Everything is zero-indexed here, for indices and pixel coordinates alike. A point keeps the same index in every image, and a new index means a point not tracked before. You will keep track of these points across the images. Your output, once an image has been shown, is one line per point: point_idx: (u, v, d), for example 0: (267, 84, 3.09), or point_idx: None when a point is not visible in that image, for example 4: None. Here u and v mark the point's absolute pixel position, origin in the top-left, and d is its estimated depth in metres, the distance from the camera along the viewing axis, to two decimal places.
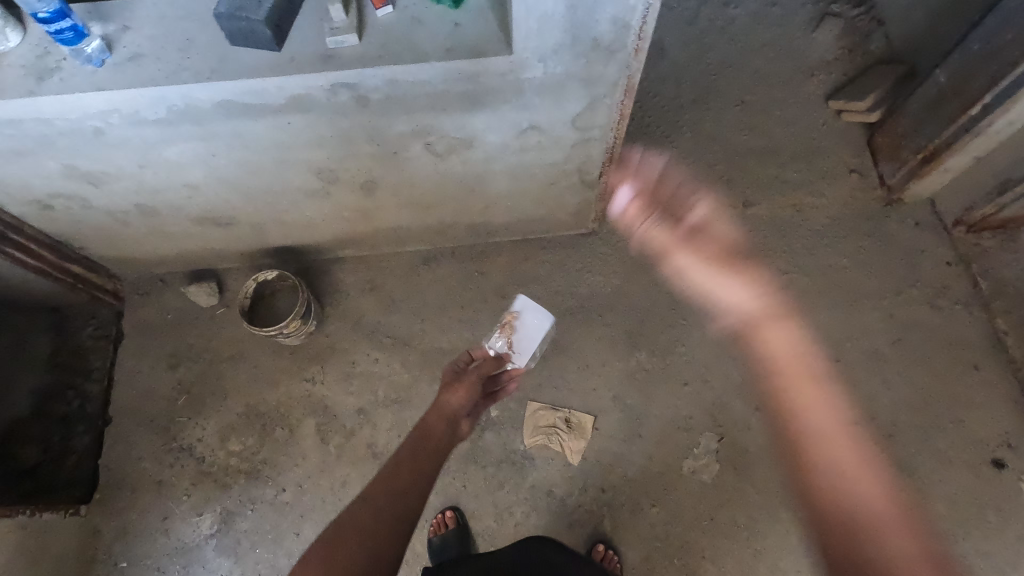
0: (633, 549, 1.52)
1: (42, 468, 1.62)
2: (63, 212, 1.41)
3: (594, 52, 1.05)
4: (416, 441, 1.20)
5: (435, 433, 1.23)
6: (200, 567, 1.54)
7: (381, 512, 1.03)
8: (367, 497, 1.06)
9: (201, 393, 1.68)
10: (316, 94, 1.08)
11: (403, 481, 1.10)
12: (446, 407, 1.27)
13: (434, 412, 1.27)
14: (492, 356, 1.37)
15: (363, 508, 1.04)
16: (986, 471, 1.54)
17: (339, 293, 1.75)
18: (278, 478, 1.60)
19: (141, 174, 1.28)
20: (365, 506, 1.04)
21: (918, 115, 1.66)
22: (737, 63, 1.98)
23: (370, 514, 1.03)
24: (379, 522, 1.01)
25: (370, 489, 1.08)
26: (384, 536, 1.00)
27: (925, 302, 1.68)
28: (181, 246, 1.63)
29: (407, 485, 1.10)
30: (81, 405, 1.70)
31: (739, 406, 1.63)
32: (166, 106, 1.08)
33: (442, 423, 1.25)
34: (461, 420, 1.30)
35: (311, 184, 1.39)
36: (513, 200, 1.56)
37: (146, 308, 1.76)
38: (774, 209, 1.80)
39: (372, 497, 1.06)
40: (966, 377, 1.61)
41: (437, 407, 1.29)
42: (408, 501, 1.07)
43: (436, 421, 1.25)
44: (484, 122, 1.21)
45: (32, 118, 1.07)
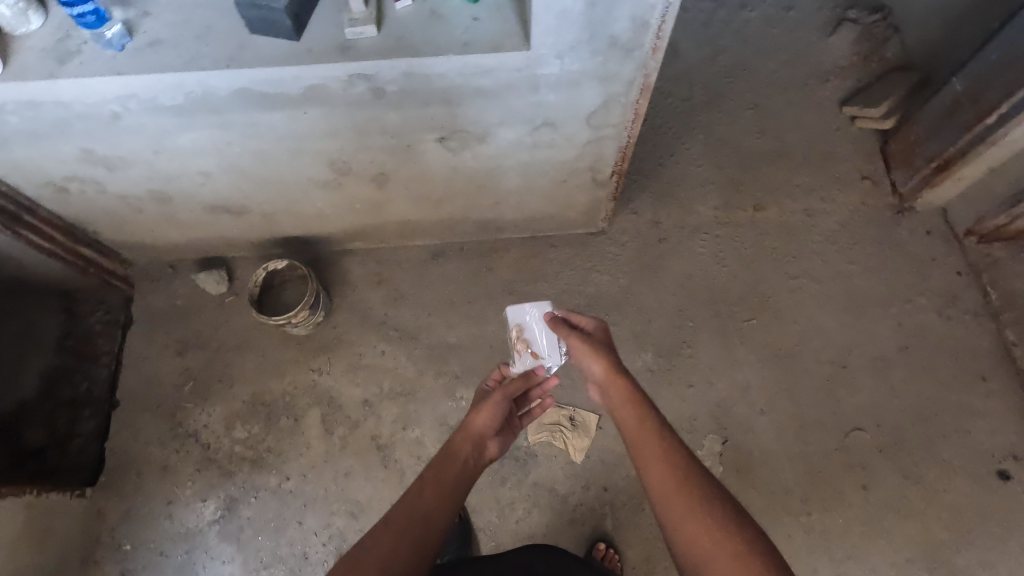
0: (634, 549, 1.52)
1: (48, 451, 1.64)
2: (77, 196, 1.41)
3: (611, 50, 1.05)
4: (440, 462, 1.00)
5: (463, 455, 1.03)
6: (202, 552, 1.55)
7: (401, 544, 0.85)
8: (387, 524, 0.88)
9: (208, 380, 1.69)
10: (333, 84, 1.08)
11: (428, 506, 0.91)
12: (472, 428, 1.07)
13: (461, 432, 1.07)
14: (519, 374, 1.17)
15: (379, 541, 0.85)
16: (990, 482, 1.53)
17: (347, 284, 1.76)
18: (282, 467, 1.61)
19: (155, 160, 1.29)
20: (383, 540, 0.85)
21: (933, 123, 1.66)
22: (751, 66, 1.98)
23: (389, 545, 0.84)
24: (401, 555, 0.84)
25: (387, 516, 0.89)
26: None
27: (934, 311, 1.68)
28: (192, 233, 1.64)
29: (428, 513, 0.90)
30: (87, 389, 1.71)
31: (744, 410, 1.62)
32: (184, 93, 1.08)
33: (469, 445, 1.05)
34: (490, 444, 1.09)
35: (324, 175, 1.40)
36: (524, 196, 1.57)
37: (155, 294, 1.77)
38: (785, 214, 1.79)
39: (389, 525, 0.87)
40: (973, 387, 1.61)
41: (464, 424, 1.09)
42: (430, 537, 0.88)
43: (462, 442, 1.05)
44: (498, 117, 1.22)
45: (51, 101, 1.08)
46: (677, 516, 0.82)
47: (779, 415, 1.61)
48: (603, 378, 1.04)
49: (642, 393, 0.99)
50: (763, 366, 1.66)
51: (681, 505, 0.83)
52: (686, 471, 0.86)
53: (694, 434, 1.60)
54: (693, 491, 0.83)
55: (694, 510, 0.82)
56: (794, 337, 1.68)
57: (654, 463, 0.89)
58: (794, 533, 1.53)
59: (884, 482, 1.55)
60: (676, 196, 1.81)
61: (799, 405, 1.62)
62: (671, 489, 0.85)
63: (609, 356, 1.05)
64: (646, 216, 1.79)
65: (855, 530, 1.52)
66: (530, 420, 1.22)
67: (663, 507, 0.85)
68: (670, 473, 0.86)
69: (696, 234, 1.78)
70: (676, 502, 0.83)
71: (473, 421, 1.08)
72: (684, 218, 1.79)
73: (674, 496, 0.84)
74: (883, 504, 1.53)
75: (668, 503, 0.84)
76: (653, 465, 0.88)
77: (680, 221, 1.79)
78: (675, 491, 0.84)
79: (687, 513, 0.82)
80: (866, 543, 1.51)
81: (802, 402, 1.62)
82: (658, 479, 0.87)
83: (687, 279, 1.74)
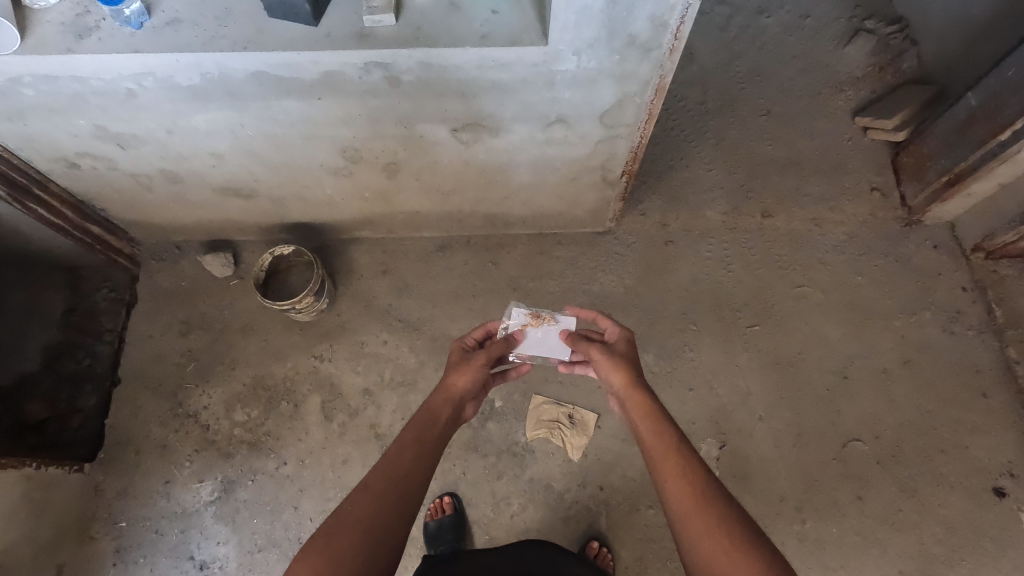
0: (627, 549, 1.53)
1: (48, 424, 1.64)
2: (88, 171, 1.42)
3: (629, 49, 1.05)
4: (422, 423, 1.02)
5: (444, 414, 1.06)
6: (197, 532, 1.55)
7: (385, 502, 0.87)
8: (369, 482, 0.89)
9: (210, 361, 1.69)
10: (350, 71, 1.08)
11: (410, 465, 0.93)
12: (453, 392, 1.10)
13: (442, 393, 1.09)
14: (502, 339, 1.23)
15: (363, 499, 0.86)
16: (986, 499, 1.53)
17: (352, 273, 1.76)
18: (280, 451, 1.61)
19: (168, 140, 1.30)
20: (367, 498, 0.87)
21: (946, 138, 1.65)
22: (765, 73, 1.98)
23: (372, 502, 0.86)
24: (384, 512, 0.86)
25: (370, 476, 0.90)
26: (387, 537, 0.84)
27: (938, 325, 1.68)
28: (200, 214, 1.64)
29: (410, 472, 0.92)
30: (90, 365, 1.71)
31: (743, 415, 1.62)
32: (200, 73, 1.08)
33: (449, 405, 1.08)
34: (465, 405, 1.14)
35: (335, 162, 1.40)
36: (533, 192, 1.57)
37: (161, 274, 1.78)
38: (793, 222, 1.79)
39: (373, 484, 0.88)
40: (973, 403, 1.61)
41: (444, 383, 1.12)
42: (411, 494, 0.90)
43: (443, 402, 1.08)
44: (512, 111, 1.21)
45: (68, 76, 1.08)
46: (694, 535, 0.81)
47: (778, 423, 1.62)
48: (621, 389, 1.06)
49: (661, 411, 0.99)
50: (764, 372, 1.66)
51: (696, 522, 0.82)
52: (704, 489, 0.85)
53: (693, 438, 1.61)
54: (709, 510, 0.82)
55: (711, 530, 0.80)
56: (796, 345, 1.68)
57: (673, 479, 0.88)
58: (787, 540, 1.53)
59: (879, 494, 1.55)
60: (685, 199, 1.81)
61: (798, 414, 1.62)
62: (687, 506, 0.84)
63: (629, 372, 1.06)
64: (654, 218, 1.79)
65: (849, 540, 1.52)
66: (499, 379, 1.28)
67: (679, 525, 0.83)
68: (688, 490, 0.86)
69: (703, 238, 1.78)
70: (693, 520, 0.82)
71: (454, 383, 1.11)
72: (691, 221, 1.79)
73: (692, 514, 0.83)
74: (877, 516, 1.54)
75: (685, 521, 0.83)
76: (671, 481, 0.88)
77: (687, 224, 1.79)
78: (692, 508, 0.83)
79: (705, 532, 0.80)
80: (859, 553, 1.51)
81: (802, 410, 1.63)
82: (675, 496, 0.86)
83: (692, 282, 1.74)
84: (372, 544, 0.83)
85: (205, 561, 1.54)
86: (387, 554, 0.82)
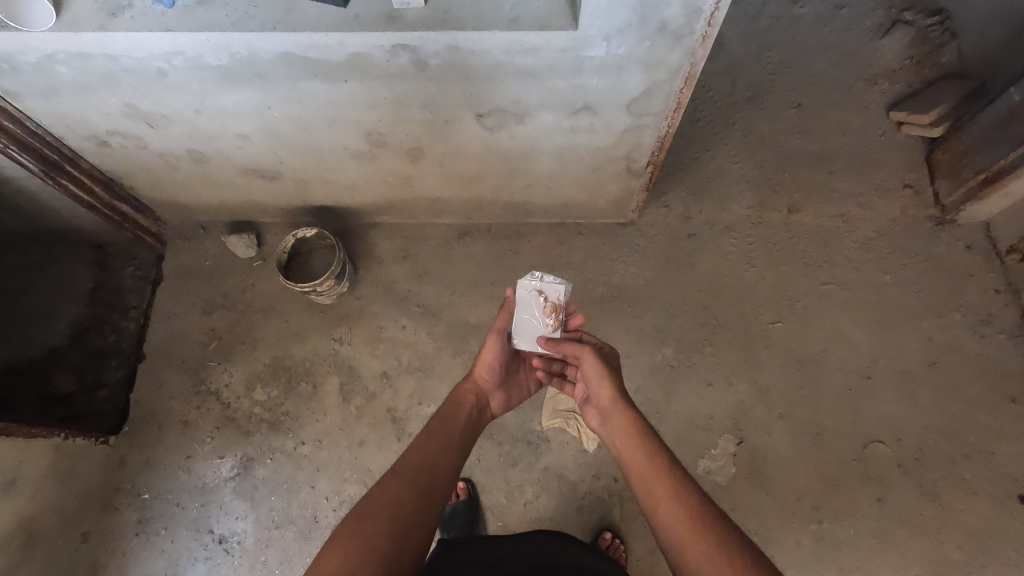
0: (640, 541, 1.53)
1: (75, 397, 1.68)
2: (117, 150, 1.44)
3: (660, 35, 1.02)
4: (444, 418, 1.06)
5: (466, 409, 1.11)
6: (217, 507, 1.59)
7: (411, 488, 0.89)
8: (396, 469, 0.91)
9: (231, 341, 1.72)
10: (377, 54, 1.07)
11: (436, 456, 0.96)
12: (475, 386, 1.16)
13: (467, 384, 1.17)
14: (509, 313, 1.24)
15: (391, 485, 0.89)
16: (1011, 506, 1.50)
17: (373, 257, 1.77)
18: (298, 431, 1.63)
19: (196, 120, 1.31)
20: (394, 484, 0.89)
21: (985, 134, 1.60)
22: (797, 64, 1.93)
23: (400, 487, 0.88)
24: (412, 498, 0.88)
25: (396, 465, 0.93)
26: (415, 521, 0.85)
27: (968, 328, 1.64)
28: (225, 195, 1.66)
29: (435, 463, 0.95)
30: (116, 341, 1.75)
31: (762, 413, 1.60)
32: (230, 54, 1.09)
33: (473, 396, 1.15)
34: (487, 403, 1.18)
35: (359, 145, 1.40)
36: (556, 180, 1.55)
37: (186, 254, 1.80)
38: (820, 218, 1.75)
39: (401, 472, 0.91)
40: (1002, 409, 1.57)
41: (470, 375, 1.20)
42: (437, 484, 0.92)
43: (467, 394, 1.15)
44: (538, 98, 1.20)
45: (101, 54, 1.09)
46: (692, 559, 0.79)
47: (797, 421, 1.59)
48: (609, 407, 1.07)
49: (650, 430, 1.00)
50: (785, 370, 1.63)
51: (694, 545, 0.80)
52: (699, 510, 0.84)
53: (709, 433, 1.59)
54: (708, 533, 0.81)
55: (711, 554, 0.78)
56: (819, 344, 1.65)
57: (666, 502, 0.87)
58: (802, 539, 1.51)
59: (899, 497, 1.53)
60: (709, 192, 1.78)
61: (818, 413, 1.60)
62: (684, 531, 0.82)
63: (617, 390, 1.09)
64: (677, 210, 1.77)
65: (866, 542, 1.50)
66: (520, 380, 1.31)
67: (677, 553, 0.82)
68: (683, 515, 0.84)
69: (727, 231, 1.75)
70: (690, 546, 0.80)
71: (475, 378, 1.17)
72: (716, 215, 1.76)
73: (688, 537, 0.81)
74: (897, 519, 1.51)
75: (683, 546, 0.81)
76: (666, 507, 0.86)
77: (711, 218, 1.76)
78: (689, 531, 0.82)
79: (704, 557, 0.78)
80: (876, 556, 1.49)
81: (822, 409, 1.60)
82: (671, 521, 0.85)
83: (714, 277, 1.71)
84: (399, 527, 0.83)
85: (223, 535, 1.57)
86: (414, 540, 0.84)
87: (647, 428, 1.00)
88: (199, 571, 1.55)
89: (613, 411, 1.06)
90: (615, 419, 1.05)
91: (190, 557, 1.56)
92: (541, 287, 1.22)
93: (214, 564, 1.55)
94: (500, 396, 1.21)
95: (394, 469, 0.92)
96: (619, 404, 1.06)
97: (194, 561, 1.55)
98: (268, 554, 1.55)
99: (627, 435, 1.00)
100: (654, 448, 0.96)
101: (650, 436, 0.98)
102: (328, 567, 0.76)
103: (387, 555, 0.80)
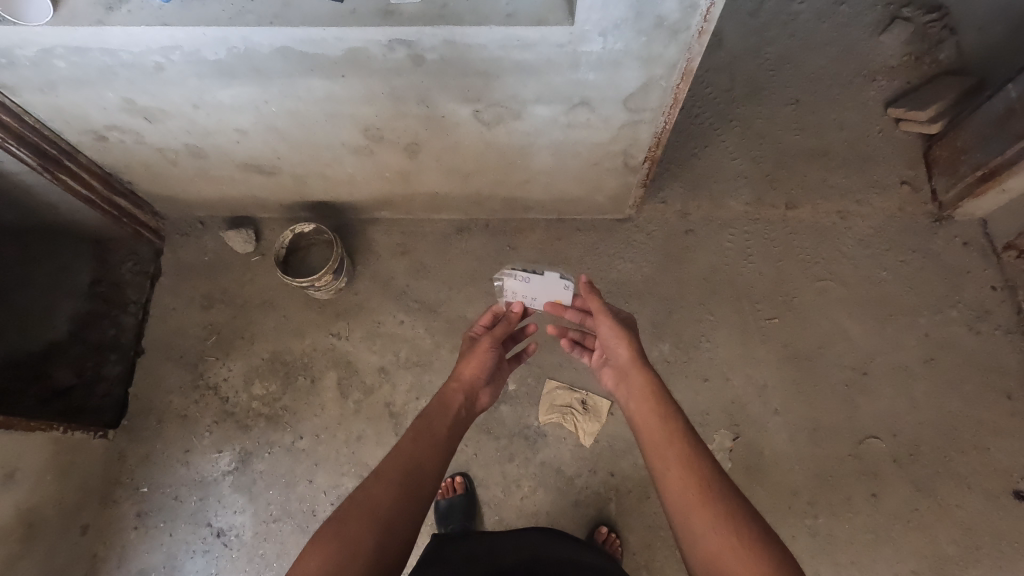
0: (636, 535, 1.54)
1: (75, 390, 1.69)
2: (116, 145, 1.44)
3: (656, 30, 1.02)
4: (435, 413, 1.08)
5: (456, 404, 1.12)
6: (215, 501, 1.60)
7: (395, 488, 0.90)
8: (380, 471, 0.92)
9: (230, 335, 1.73)
10: (373, 48, 1.08)
11: (422, 456, 0.97)
12: (463, 379, 1.16)
13: (454, 382, 1.15)
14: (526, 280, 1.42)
15: (376, 486, 0.90)
16: (1006, 502, 1.50)
17: (371, 253, 1.77)
18: (296, 426, 1.64)
19: (194, 115, 1.31)
20: (378, 485, 0.90)
21: (983, 130, 1.60)
22: (796, 61, 1.93)
23: (383, 489, 0.89)
24: (394, 499, 0.89)
25: (381, 465, 0.94)
26: (398, 521, 0.87)
27: (964, 324, 1.64)
28: (223, 190, 1.66)
29: (422, 461, 0.96)
30: (115, 335, 1.76)
31: (759, 407, 1.61)
32: (227, 48, 1.09)
33: (460, 393, 1.14)
34: (479, 394, 1.18)
35: (356, 140, 1.40)
36: (553, 175, 1.55)
37: (185, 249, 1.81)
38: (818, 214, 1.75)
39: (385, 472, 0.92)
40: (998, 405, 1.57)
41: (456, 372, 1.18)
42: (422, 485, 0.93)
43: (455, 392, 1.14)
44: (535, 93, 1.20)
45: (99, 48, 1.10)
46: (697, 527, 0.84)
47: (793, 417, 1.60)
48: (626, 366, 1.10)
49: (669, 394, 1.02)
50: (781, 366, 1.64)
51: (701, 511, 0.85)
52: (708, 479, 0.88)
53: (706, 428, 1.60)
54: (716, 502, 0.85)
55: (716, 523, 0.83)
56: (815, 339, 1.66)
57: (676, 468, 0.91)
58: (797, 534, 1.52)
59: (895, 492, 1.53)
60: (707, 188, 1.78)
61: (814, 409, 1.60)
62: (691, 498, 0.86)
63: (636, 350, 1.11)
64: (675, 206, 1.77)
65: (861, 537, 1.51)
66: (512, 366, 1.30)
67: (683, 518, 0.86)
68: (693, 485, 0.88)
69: (725, 227, 1.76)
70: (697, 514, 0.85)
71: (464, 370, 1.17)
72: (713, 211, 1.77)
73: (694, 505, 0.86)
74: (891, 513, 1.52)
75: (689, 512, 0.86)
76: (675, 471, 0.90)
77: (708, 214, 1.77)
78: (698, 500, 0.86)
79: (710, 526, 0.83)
80: (871, 551, 1.50)
81: (818, 405, 1.61)
82: (679, 485, 0.89)
83: (711, 273, 1.72)
84: (382, 529, 0.85)
85: (222, 528, 1.58)
86: (397, 541, 0.85)
87: (666, 392, 1.03)
88: (198, 564, 1.56)
89: (632, 371, 1.09)
90: (634, 381, 1.07)
91: (189, 550, 1.57)
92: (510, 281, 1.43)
93: (213, 557, 1.56)
94: (488, 392, 1.20)
95: (380, 470, 0.93)
96: (640, 366, 1.08)
97: (193, 554, 1.56)
98: (266, 547, 1.56)
99: (646, 400, 1.02)
100: (670, 415, 0.98)
101: (668, 402, 1.01)
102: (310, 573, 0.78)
103: (369, 557, 0.82)
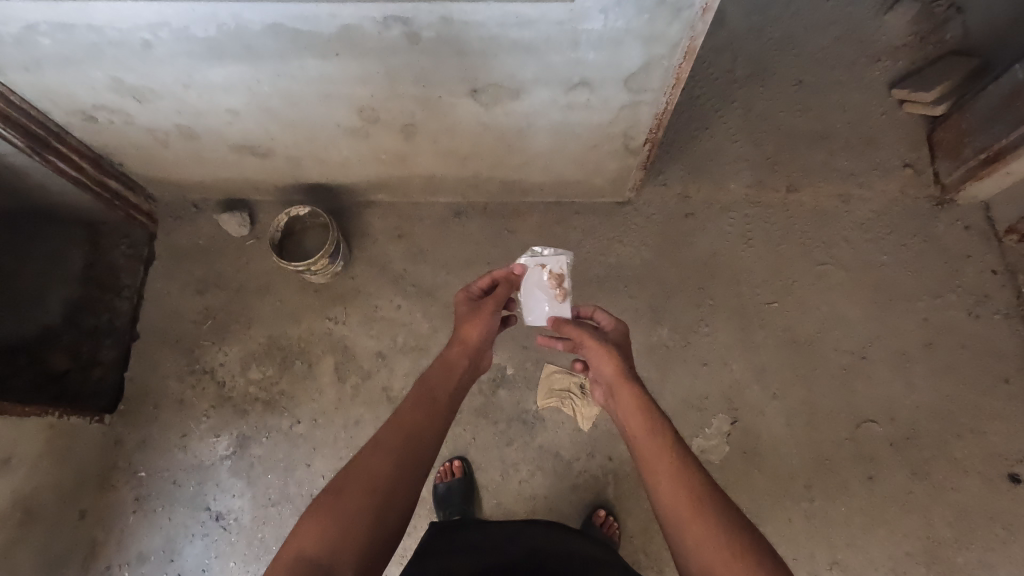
0: (633, 518, 1.54)
1: (70, 375, 1.68)
2: (105, 126, 1.41)
3: (659, 7, 0.99)
4: (436, 379, 1.06)
5: (459, 368, 1.10)
6: (213, 485, 1.60)
7: (395, 458, 0.90)
8: (379, 441, 0.92)
9: (226, 320, 1.71)
10: (368, 26, 1.05)
11: (423, 425, 0.97)
12: (468, 341, 1.13)
13: (457, 346, 1.12)
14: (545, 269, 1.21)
15: (375, 455, 0.90)
16: (1000, 485, 1.51)
17: (368, 236, 1.75)
18: (294, 410, 1.64)
19: (185, 95, 1.28)
20: (379, 454, 0.90)
21: (988, 112, 1.58)
22: (799, 41, 1.89)
23: (382, 460, 0.89)
24: (393, 469, 0.89)
25: (380, 435, 0.93)
26: (399, 491, 0.88)
27: (964, 308, 1.63)
28: (216, 172, 1.63)
29: (422, 430, 0.96)
30: (110, 320, 1.74)
31: (757, 391, 1.61)
32: (217, 25, 1.06)
33: (464, 356, 1.12)
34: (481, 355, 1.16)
35: (351, 122, 1.38)
36: (552, 157, 1.52)
37: (179, 232, 1.79)
38: (819, 197, 1.74)
39: (385, 441, 0.92)
40: (995, 389, 1.57)
41: (456, 335, 1.14)
42: (422, 454, 0.93)
43: (459, 356, 1.11)
44: (534, 73, 1.18)
45: (84, 24, 1.06)
46: (690, 537, 0.84)
47: (791, 401, 1.60)
48: (613, 378, 1.07)
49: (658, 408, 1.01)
50: (780, 351, 1.63)
51: (693, 524, 0.84)
52: (700, 491, 0.88)
53: (704, 412, 1.60)
54: (708, 513, 0.85)
55: (708, 534, 0.83)
56: (815, 324, 1.65)
57: (667, 481, 0.90)
58: (794, 517, 1.53)
59: (891, 475, 1.54)
60: (708, 170, 1.76)
61: (812, 393, 1.60)
62: (684, 509, 0.86)
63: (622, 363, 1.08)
64: (675, 189, 1.75)
65: (857, 520, 1.52)
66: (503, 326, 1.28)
67: (675, 528, 0.86)
68: (684, 497, 0.87)
69: (725, 211, 1.74)
70: (692, 525, 0.84)
71: (468, 334, 1.13)
72: (714, 194, 1.75)
73: (687, 516, 0.85)
74: (888, 496, 1.53)
75: (682, 523, 0.86)
76: (666, 484, 0.90)
77: (709, 197, 1.75)
78: (690, 512, 0.86)
79: (703, 536, 0.83)
80: (867, 533, 1.51)
81: (816, 389, 1.61)
82: (670, 497, 0.89)
83: (711, 257, 1.70)
84: (381, 499, 0.86)
85: (221, 512, 1.58)
86: (397, 510, 0.86)
87: (653, 403, 1.01)
88: (197, 547, 1.56)
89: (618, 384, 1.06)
90: (620, 394, 1.05)
91: (188, 534, 1.57)
92: (542, 261, 1.21)
93: (212, 541, 1.56)
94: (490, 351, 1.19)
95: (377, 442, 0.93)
96: (625, 378, 1.06)
97: (192, 538, 1.57)
98: (265, 531, 1.56)
99: (635, 411, 1.01)
100: (658, 426, 0.97)
101: (654, 413, 1.00)
102: (310, 543, 0.80)
103: (369, 527, 0.83)
